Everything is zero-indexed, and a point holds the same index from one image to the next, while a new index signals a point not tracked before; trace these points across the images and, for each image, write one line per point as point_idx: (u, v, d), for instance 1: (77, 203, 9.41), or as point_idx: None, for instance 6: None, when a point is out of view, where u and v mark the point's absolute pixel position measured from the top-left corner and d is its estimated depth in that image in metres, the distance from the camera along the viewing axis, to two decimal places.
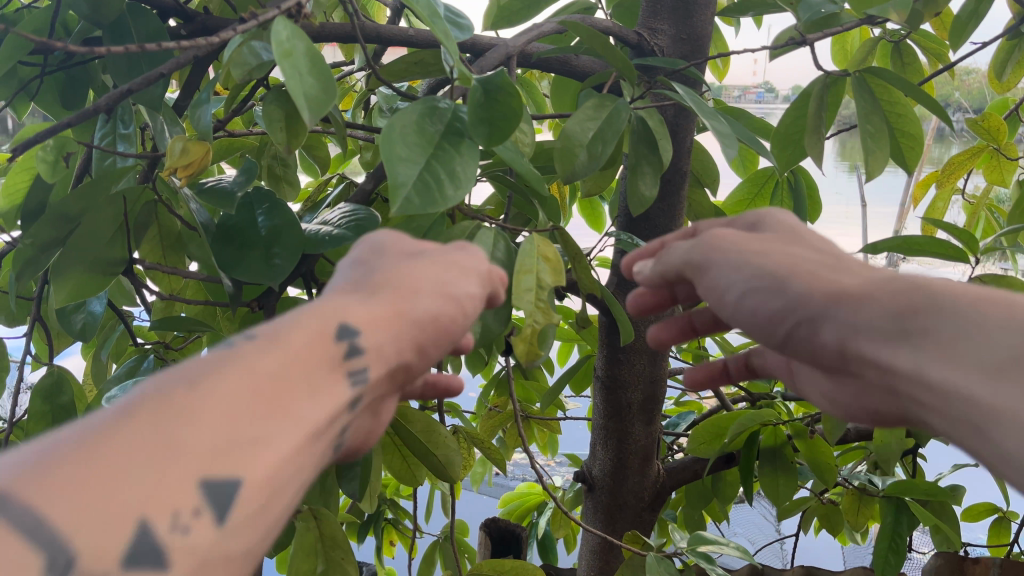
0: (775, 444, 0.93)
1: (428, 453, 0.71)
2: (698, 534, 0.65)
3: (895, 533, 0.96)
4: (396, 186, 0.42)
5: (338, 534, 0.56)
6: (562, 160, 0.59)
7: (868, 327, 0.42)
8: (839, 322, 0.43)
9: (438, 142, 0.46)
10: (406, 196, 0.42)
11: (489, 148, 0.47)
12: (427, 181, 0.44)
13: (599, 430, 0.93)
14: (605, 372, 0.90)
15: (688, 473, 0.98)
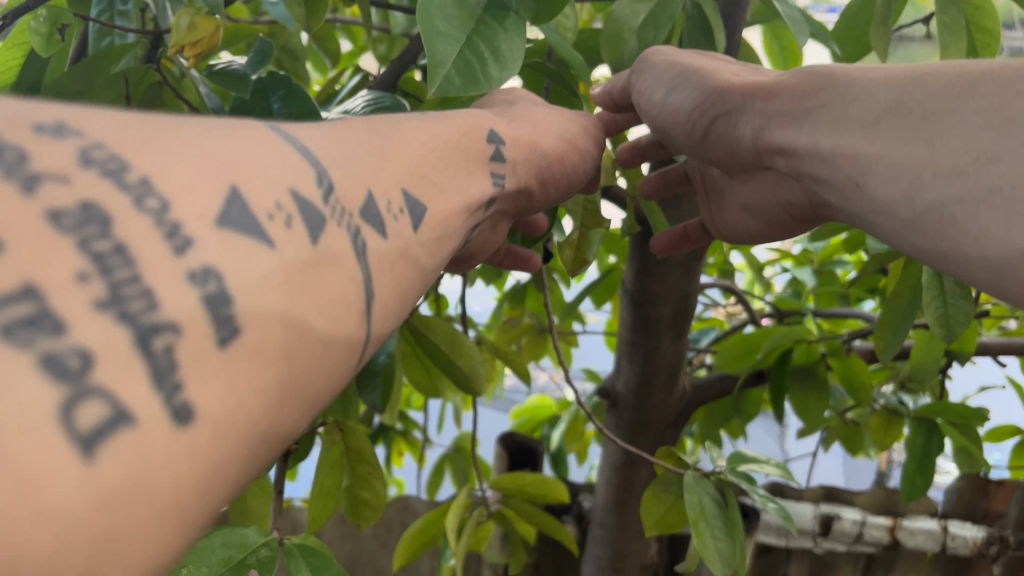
0: (807, 361, 0.89)
1: (451, 365, 0.67)
2: (740, 453, 0.63)
3: (924, 456, 0.92)
4: (435, 65, 0.37)
5: (366, 450, 0.58)
6: (607, 48, 0.54)
7: (775, 112, 0.55)
8: (758, 110, 0.56)
9: (479, 16, 0.40)
10: (446, 76, 0.37)
11: (535, 26, 0.42)
12: (468, 61, 0.39)
13: (625, 344, 0.89)
14: (634, 285, 0.85)
15: (715, 390, 0.94)
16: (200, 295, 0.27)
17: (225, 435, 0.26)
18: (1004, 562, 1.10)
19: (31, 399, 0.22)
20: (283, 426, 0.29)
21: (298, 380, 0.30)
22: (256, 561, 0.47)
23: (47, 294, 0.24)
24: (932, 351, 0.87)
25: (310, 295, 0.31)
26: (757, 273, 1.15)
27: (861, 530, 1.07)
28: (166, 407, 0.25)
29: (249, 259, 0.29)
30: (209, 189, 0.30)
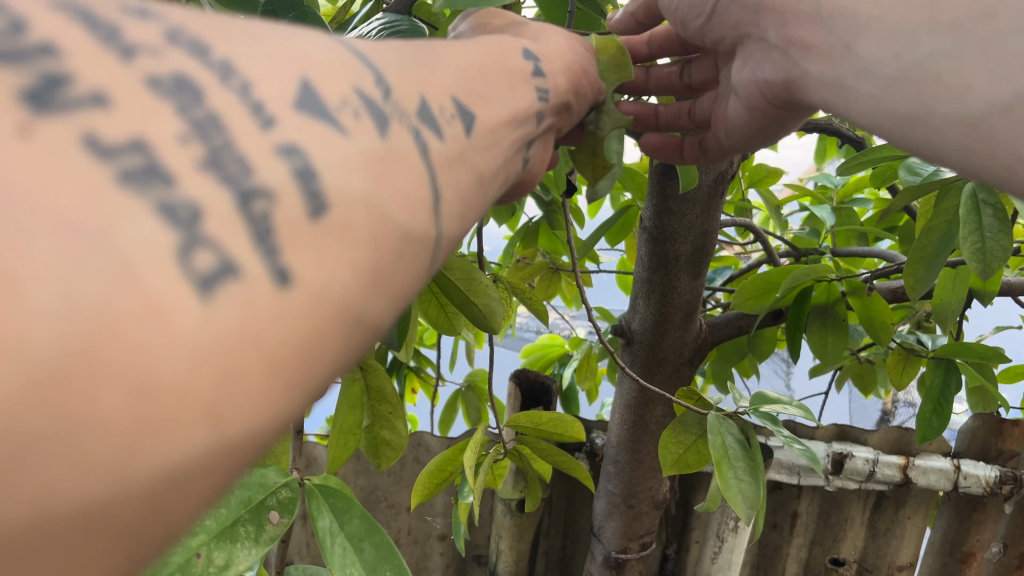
0: (826, 301, 0.87)
1: (468, 302, 0.66)
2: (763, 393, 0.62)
3: (941, 395, 0.91)
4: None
5: (385, 392, 0.59)
6: None
7: None
8: None
9: None
10: None
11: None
12: None
13: (642, 282, 0.88)
14: (653, 222, 0.83)
15: (731, 329, 0.93)
16: (286, 169, 0.25)
17: (324, 310, 0.24)
18: (1016, 501, 1.10)
19: (143, 236, 0.21)
20: (376, 315, 0.27)
21: (385, 268, 0.27)
22: (278, 504, 0.48)
23: (154, 146, 0.23)
24: (955, 292, 0.86)
25: (390, 185, 0.28)
26: (775, 210, 1.12)
27: (874, 469, 1.07)
28: (269, 268, 0.23)
29: (329, 143, 0.27)
30: (282, 71, 0.27)
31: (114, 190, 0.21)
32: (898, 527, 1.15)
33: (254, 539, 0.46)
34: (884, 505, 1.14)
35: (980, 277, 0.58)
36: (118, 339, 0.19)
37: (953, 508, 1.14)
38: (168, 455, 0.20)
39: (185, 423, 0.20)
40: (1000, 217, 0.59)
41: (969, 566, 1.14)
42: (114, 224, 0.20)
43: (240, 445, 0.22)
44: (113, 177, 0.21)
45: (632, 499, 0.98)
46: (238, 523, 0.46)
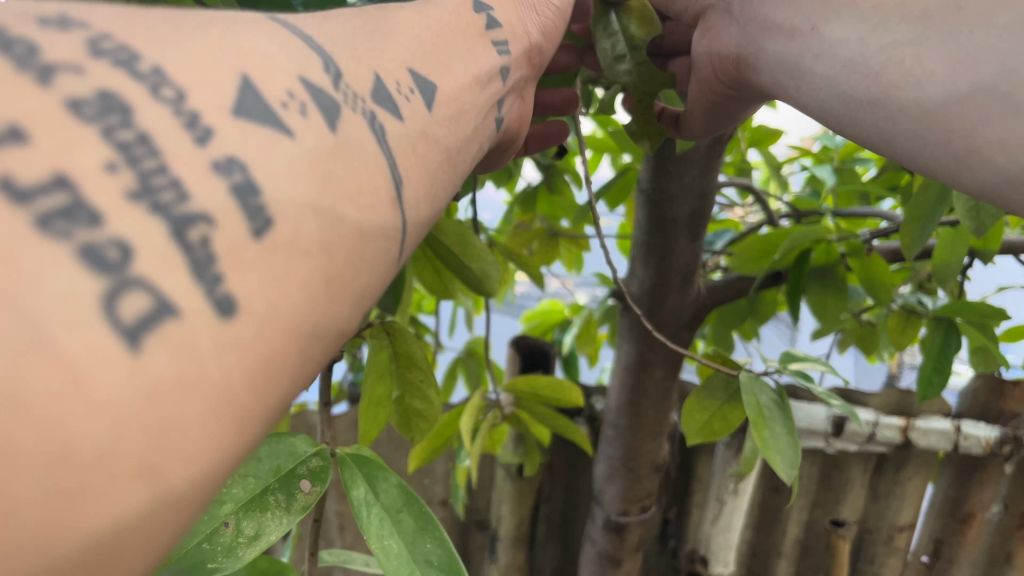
0: (826, 262, 0.86)
1: (463, 266, 0.65)
2: None
3: (941, 354, 0.91)
4: None
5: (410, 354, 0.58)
6: None
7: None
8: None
9: None
10: None
11: None
12: None
13: (640, 246, 0.87)
14: (650, 185, 0.82)
15: (730, 292, 0.93)
16: (226, 186, 0.26)
17: (271, 329, 0.25)
18: (1017, 461, 1.09)
19: (67, 289, 0.21)
20: (336, 321, 0.28)
21: (339, 272, 0.28)
22: (307, 473, 0.47)
23: (78, 182, 0.23)
24: (955, 252, 0.85)
25: (340, 183, 0.30)
26: (775, 172, 1.11)
27: (874, 431, 1.07)
28: (209, 299, 0.23)
29: (269, 150, 0.28)
30: (218, 77, 0.28)
31: (35, 236, 0.21)
32: (899, 489, 1.15)
33: (285, 507, 0.45)
34: (885, 467, 1.14)
35: (977, 232, 0.59)
36: (58, 405, 0.19)
37: (954, 470, 1.14)
38: (114, 512, 0.20)
39: (125, 478, 0.20)
40: None
41: (969, 527, 1.14)
42: (36, 278, 0.20)
43: (192, 488, 0.22)
44: (30, 220, 0.21)
45: (632, 462, 0.98)
46: (266, 494, 0.45)
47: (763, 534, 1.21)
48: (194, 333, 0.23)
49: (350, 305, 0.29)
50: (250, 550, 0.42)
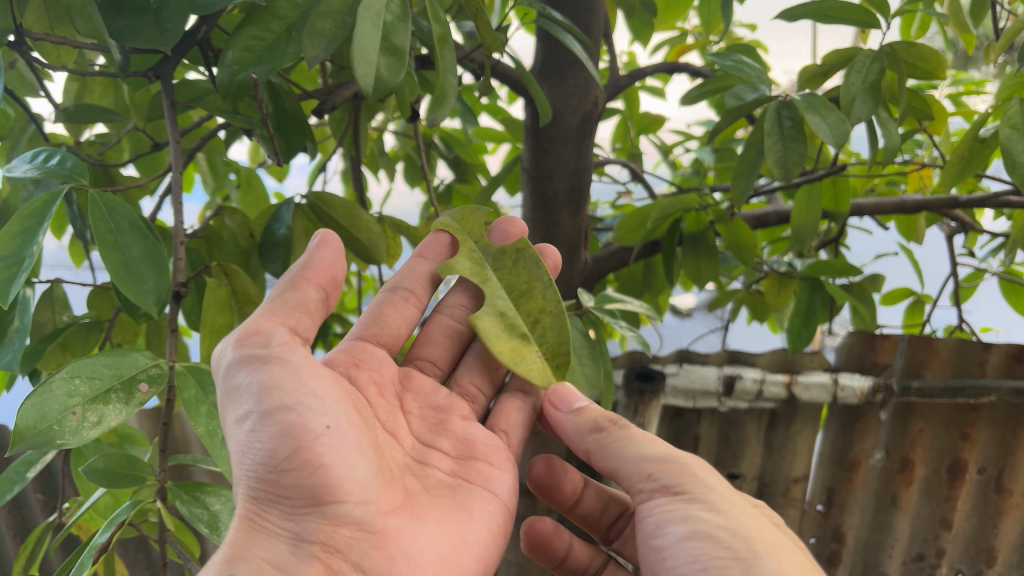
0: (697, 230, 0.93)
1: (351, 238, 0.70)
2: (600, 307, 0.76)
3: (807, 309, 1.00)
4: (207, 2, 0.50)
5: (250, 291, 0.53)
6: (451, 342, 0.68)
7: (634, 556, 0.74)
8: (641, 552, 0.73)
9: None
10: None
11: (283, 8, 0.51)
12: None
13: (528, 221, 0.94)
14: (531, 164, 0.89)
15: (615, 262, 1.02)
16: (294, 513, 0.50)
17: (354, 488, 0.51)
18: (891, 409, 1.19)
19: (270, 548, 0.48)
20: (364, 437, 0.54)
21: (367, 453, 0.53)
22: (146, 376, 0.43)
23: (255, 533, 0.48)
24: (810, 214, 0.90)
25: (369, 451, 0.53)
26: (665, 154, 1.17)
27: (762, 388, 1.13)
28: (306, 498, 0.50)
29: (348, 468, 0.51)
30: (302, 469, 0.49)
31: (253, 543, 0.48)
32: (790, 443, 1.22)
33: (125, 403, 0.41)
34: (777, 423, 1.21)
35: (779, 178, 0.64)
36: (309, 539, 0.49)
37: (838, 421, 1.22)
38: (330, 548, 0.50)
39: (332, 540, 0.50)
40: (798, 127, 0.66)
41: (856, 473, 1.24)
42: (269, 535, 0.48)
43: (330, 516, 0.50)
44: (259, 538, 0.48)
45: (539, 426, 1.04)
46: (109, 390, 0.40)
47: None
48: (335, 498, 0.50)
49: (394, 477, 0.56)
50: (95, 434, 0.38)
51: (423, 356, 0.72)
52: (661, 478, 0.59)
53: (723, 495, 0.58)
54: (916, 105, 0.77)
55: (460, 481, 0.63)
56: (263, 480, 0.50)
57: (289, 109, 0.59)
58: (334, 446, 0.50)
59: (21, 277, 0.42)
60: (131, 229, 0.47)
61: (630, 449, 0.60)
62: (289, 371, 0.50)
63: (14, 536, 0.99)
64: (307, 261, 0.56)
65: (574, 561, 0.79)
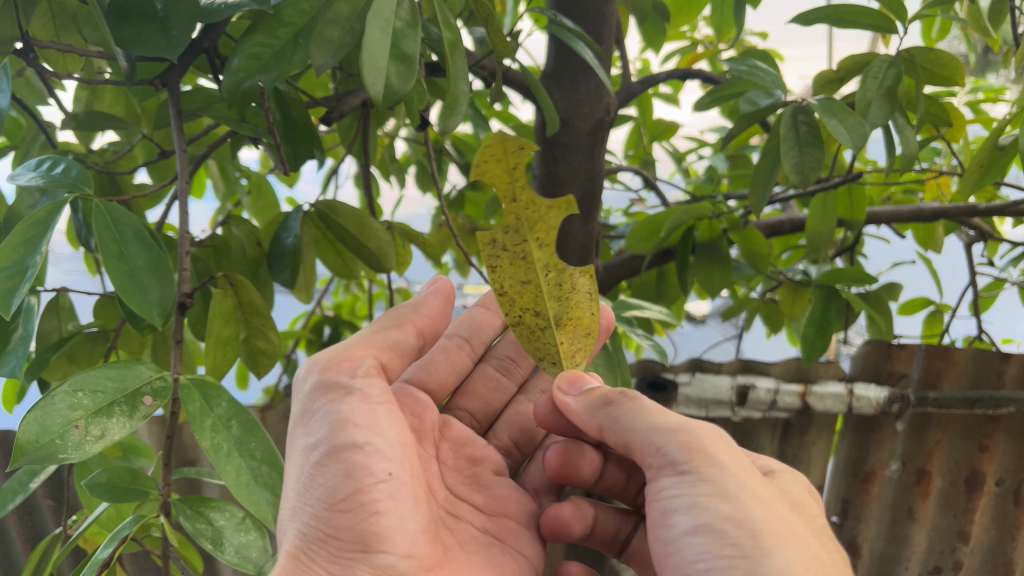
0: (710, 237, 0.92)
1: (361, 246, 0.69)
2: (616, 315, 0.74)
3: (824, 317, 0.98)
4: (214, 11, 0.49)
5: (257, 301, 0.52)
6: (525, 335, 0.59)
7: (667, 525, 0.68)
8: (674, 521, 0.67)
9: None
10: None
11: (291, 16, 0.51)
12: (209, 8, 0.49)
13: None
14: (542, 171, 0.88)
15: (627, 270, 1.01)
16: (339, 559, 0.50)
17: (403, 541, 0.52)
18: (908, 419, 1.17)
19: None
20: (419, 488, 0.55)
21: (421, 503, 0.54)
22: (150, 389, 0.42)
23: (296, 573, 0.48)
24: (825, 222, 0.88)
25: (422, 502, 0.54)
26: (678, 160, 1.16)
27: (775, 398, 1.12)
28: (354, 544, 0.50)
29: (400, 521, 0.52)
30: (356, 517, 0.50)
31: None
32: (805, 453, 1.21)
33: (129, 416, 0.40)
34: (790, 433, 1.19)
35: (796, 183, 0.63)
36: None
37: (854, 431, 1.21)
38: None
39: None
40: (815, 133, 0.64)
41: (872, 484, 1.22)
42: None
43: (375, 563, 0.51)
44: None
45: None
46: (112, 403, 0.39)
47: None
48: (382, 547, 0.51)
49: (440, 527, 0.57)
50: (98, 448, 0.37)
51: (463, 407, 0.73)
52: (670, 453, 0.53)
53: (733, 476, 0.52)
54: (934, 112, 0.76)
55: (492, 538, 0.62)
56: (318, 518, 0.51)
57: (297, 116, 0.58)
58: (391, 495, 0.52)
59: (24, 286, 0.41)
60: (135, 239, 0.46)
61: (642, 420, 0.55)
62: (366, 412, 0.52)
63: (23, 542, 0.99)
64: (417, 304, 0.59)
65: (600, 532, 0.72)
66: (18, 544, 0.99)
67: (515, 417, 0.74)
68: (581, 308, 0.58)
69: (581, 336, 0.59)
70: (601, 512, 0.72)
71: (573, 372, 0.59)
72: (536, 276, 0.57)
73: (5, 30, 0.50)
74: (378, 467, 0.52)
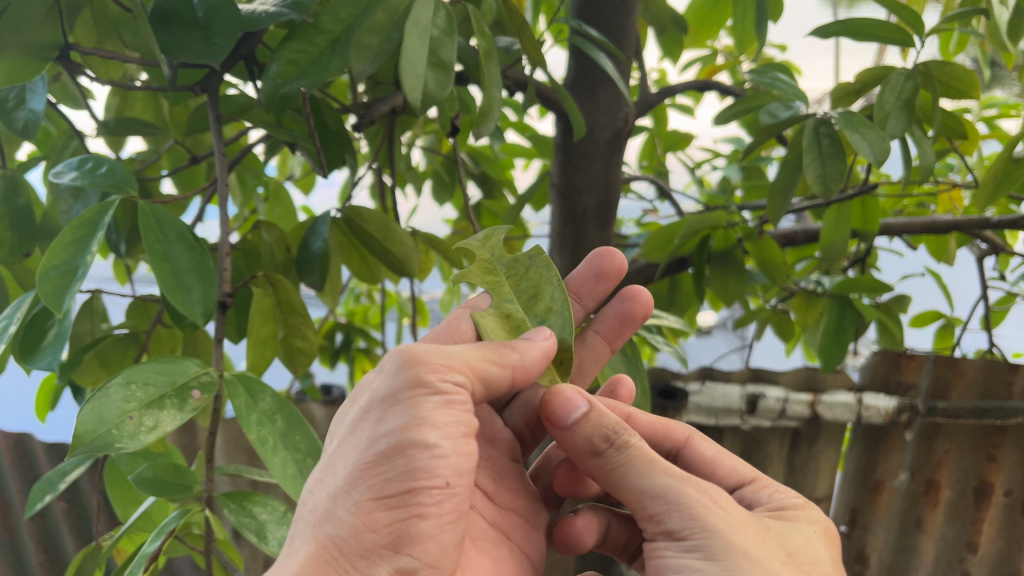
0: (725, 247, 0.94)
1: (386, 251, 0.70)
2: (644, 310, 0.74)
3: (837, 327, 0.99)
4: (255, 20, 0.51)
5: (296, 300, 0.53)
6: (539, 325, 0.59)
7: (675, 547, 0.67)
8: None
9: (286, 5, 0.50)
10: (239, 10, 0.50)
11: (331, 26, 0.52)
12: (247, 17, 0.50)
13: (556, 236, 0.93)
14: (560, 179, 0.89)
15: (642, 278, 1.02)
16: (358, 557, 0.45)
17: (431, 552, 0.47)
18: (917, 429, 1.18)
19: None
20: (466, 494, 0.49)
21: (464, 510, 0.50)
22: (198, 384, 0.43)
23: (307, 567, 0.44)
24: (839, 232, 0.89)
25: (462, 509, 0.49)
26: (691, 171, 1.17)
27: (785, 407, 1.12)
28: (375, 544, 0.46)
29: (435, 532, 0.47)
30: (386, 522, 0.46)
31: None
32: (813, 462, 1.21)
33: (178, 409, 0.41)
34: (799, 442, 1.20)
35: (817, 193, 0.64)
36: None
37: (863, 440, 1.22)
38: None
39: None
40: (837, 145, 0.66)
41: (880, 494, 1.22)
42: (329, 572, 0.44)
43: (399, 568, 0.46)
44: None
45: None
46: (163, 396, 0.41)
47: None
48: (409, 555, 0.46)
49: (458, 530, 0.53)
50: (151, 439, 0.39)
51: None
52: (667, 521, 0.54)
53: (725, 541, 0.51)
54: (951, 125, 0.77)
55: (500, 534, 0.63)
56: (359, 507, 0.46)
57: (331, 123, 0.59)
58: (440, 502, 0.47)
59: (76, 285, 0.42)
60: (179, 240, 0.47)
61: (641, 479, 0.55)
62: (447, 414, 0.47)
63: (37, 545, 0.99)
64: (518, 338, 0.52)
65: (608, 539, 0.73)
66: (31, 546, 0.99)
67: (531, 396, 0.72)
68: (551, 301, 0.58)
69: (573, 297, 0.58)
70: (612, 519, 0.72)
71: (563, 398, 0.56)
72: (512, 295, 0.59)
73: (50, 37, 0.51)
74: (437, 474, 0.46)
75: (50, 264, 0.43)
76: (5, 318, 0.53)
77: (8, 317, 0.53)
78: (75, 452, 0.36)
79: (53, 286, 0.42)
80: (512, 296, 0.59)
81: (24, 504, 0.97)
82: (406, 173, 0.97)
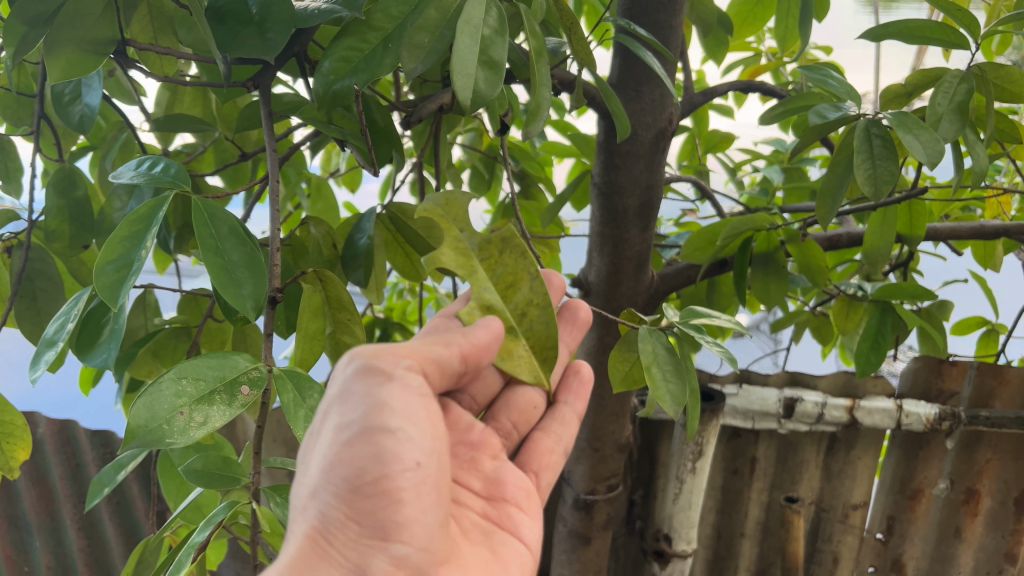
0: (767, 249, 0.92)
1: (429, 248, 0.71)
2: (692, 309, 0.72)
3: (879, 332, 0.98)
4: (308, 18, 0.51)
5: (344, 297, 0.53)
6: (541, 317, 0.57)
7: None
8: None
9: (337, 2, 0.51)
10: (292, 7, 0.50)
11: (382, 24, 0.53)
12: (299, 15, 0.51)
13: (595, 235, 0.93)
14: (602, 178, 0.89)
15: (681, 279, 1.01)
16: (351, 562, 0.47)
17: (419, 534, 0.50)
18: (958, 437, 1.16)
19: None
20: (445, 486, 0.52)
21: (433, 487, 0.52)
22: (248, 379, 0.44)
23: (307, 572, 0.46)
24: (884, 235, 0.88)
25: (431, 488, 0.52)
26: (732, 171, 1.15)
27: (823, 411, 1.11)
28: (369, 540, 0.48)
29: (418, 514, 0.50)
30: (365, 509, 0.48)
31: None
32: (850, 468, 1.19)
33: (229, 404, 0.42)
34: (837, 447, 1.17)
35: (867, 197, 0.63)
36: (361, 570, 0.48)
37: (900, 448, 1.19)
38: None
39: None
40: (889, 145, 0.65)
41: (919, 502, 1.21)
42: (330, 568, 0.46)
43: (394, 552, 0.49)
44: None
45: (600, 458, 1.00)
46: (214, 391, 0.42)
47: (726, 515, 1.21)
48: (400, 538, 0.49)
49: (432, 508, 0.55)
50: (200, 435, 0.40)
51: (467, 390, 0.67)
52: None
53: None
54: (1005, 128, 0.76)
55: (494, 526, 0.63)
56: (339, 500, 0.48)
57: (379, 120, 0.60)
58: (415, 484, 0.50)
59: (131, 280, 0.43)
60: (231, 236, 0.48)
61: None
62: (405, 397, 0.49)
63: (78, 531, 1.02)
64: (465, 330, 0.54)
65: None
66: (73, 531, 1.02)
67: (519, 400, 0.69)
68: (530, 294, 0.57)
69: (538, 284, 0.56)
70: None
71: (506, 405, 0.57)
72: (488, 282, 0.57)
73: (107, 33, 0.52)
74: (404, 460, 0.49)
75: (107, 259, 0.43)
76: (63, 314, 0.54)
77: (65, 311, 0.54)
78: (121, 448, 0.37)
79: (110, 281, 0.43)
80: (488, 283, 0.57)
81: (66, 491, 0.99)
82: (446, 170, 0.97)
